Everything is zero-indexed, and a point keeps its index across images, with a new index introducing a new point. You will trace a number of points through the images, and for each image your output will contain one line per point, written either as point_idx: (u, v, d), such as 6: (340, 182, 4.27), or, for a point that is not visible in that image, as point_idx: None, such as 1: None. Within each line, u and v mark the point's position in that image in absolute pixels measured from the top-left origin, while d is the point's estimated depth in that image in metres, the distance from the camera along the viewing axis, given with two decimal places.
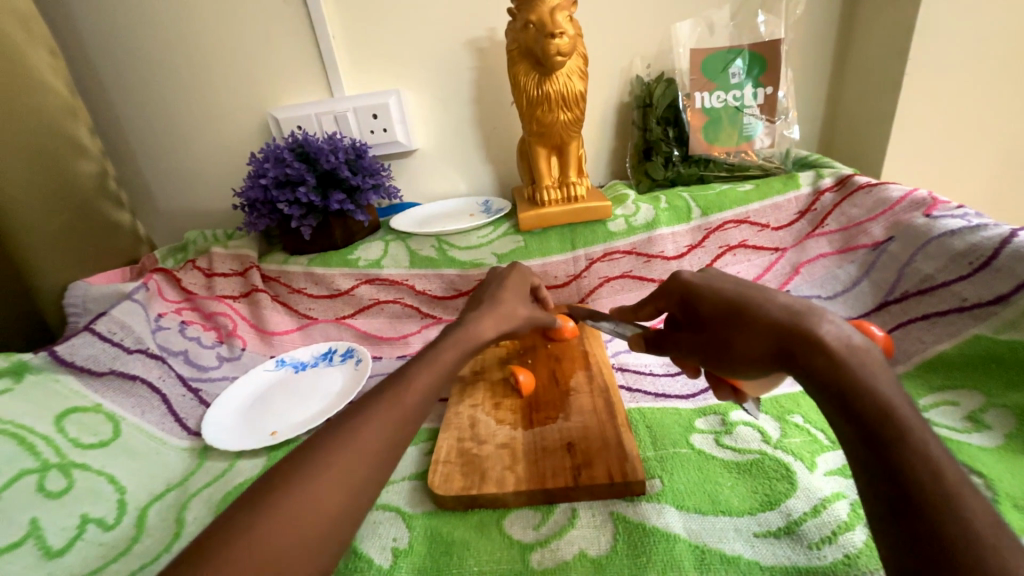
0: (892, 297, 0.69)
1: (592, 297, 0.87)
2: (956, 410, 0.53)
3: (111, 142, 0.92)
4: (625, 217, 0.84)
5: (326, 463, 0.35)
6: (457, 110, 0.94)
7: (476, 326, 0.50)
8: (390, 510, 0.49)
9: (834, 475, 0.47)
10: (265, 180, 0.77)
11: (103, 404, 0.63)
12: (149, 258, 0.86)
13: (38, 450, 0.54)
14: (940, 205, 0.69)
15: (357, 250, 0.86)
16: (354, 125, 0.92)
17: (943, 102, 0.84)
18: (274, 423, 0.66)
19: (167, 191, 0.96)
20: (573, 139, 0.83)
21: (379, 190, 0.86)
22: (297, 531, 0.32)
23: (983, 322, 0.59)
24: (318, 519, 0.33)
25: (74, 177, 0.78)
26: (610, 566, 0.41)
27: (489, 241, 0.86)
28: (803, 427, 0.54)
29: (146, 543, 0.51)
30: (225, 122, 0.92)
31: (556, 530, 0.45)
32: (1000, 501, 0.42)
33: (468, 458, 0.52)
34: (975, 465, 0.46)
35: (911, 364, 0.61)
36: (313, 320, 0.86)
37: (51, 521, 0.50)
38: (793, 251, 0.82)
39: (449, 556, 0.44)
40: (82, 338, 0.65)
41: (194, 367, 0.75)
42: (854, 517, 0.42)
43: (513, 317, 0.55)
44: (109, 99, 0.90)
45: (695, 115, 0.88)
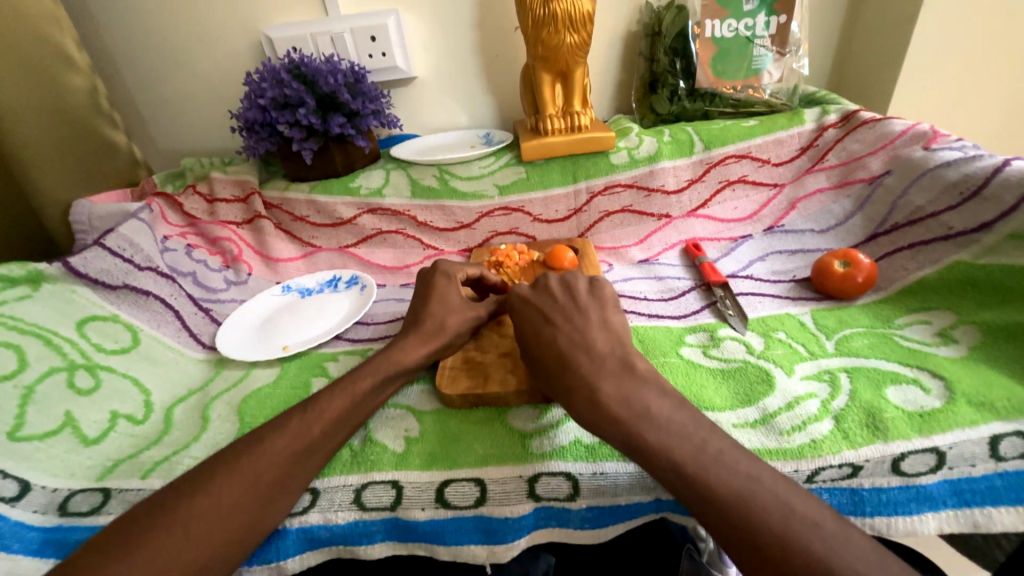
0: (882, 229, 0.72)
1: (591, 231, 0.87)
2: (928, 327, 0.57)
3: (97, 60, 0.89)
4: (628, 149, 0.84)
5: (303, 424, 0.44)
6: (458, 34, 0.91)
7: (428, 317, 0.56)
8: (400, 407, 0.53)
9: (810, 380, 0.52)
10: (263, 100, 0.76)
11: (120, 314, 0.66)
12: (149, 183, 0.85)
13: (64, 351, 0.58)
14: (939, 138, 0.70)
15: (359, 178, 0.86)
16: (351, 47, 0.88)
17: (960, 33, 0.82)
18: (284, 339, 0.70)
19: (160, 116, 0.94)
20: (578, 65, 0.81)
21: (379, 116, 0.84)
22: (271, 468, 0.41)
23: (964, 249, 0.62)
24: (282, 459, 0.42)
25: (61, 92, 0.75)
26: (602, 450, 0.46)
27: (491, 172, 0.86)
28: (785, 341, 0.58)
29: (175, 435, 0.55)
30: (215, 41, 0.88)
31: (553, 423, 0.49)
32: (955, 398, 0.46)
33: (473, 364, 0.56)
34: (937, 369, 0.50)
35: (893, 290, 0.64)
36: (317, 248, 0.88)
37: (84, 414, 0.54)
38: (791, 187, 0.83)
39: (457, 443, 0.48)
40: (94, 252, 0.67)
41: (204, 288, 0.77)
42: (823, 411, 0.48)
43: (451, 297, 0.59)
44: (90, 12, 0.85)
45: (705, 46, 0.85)
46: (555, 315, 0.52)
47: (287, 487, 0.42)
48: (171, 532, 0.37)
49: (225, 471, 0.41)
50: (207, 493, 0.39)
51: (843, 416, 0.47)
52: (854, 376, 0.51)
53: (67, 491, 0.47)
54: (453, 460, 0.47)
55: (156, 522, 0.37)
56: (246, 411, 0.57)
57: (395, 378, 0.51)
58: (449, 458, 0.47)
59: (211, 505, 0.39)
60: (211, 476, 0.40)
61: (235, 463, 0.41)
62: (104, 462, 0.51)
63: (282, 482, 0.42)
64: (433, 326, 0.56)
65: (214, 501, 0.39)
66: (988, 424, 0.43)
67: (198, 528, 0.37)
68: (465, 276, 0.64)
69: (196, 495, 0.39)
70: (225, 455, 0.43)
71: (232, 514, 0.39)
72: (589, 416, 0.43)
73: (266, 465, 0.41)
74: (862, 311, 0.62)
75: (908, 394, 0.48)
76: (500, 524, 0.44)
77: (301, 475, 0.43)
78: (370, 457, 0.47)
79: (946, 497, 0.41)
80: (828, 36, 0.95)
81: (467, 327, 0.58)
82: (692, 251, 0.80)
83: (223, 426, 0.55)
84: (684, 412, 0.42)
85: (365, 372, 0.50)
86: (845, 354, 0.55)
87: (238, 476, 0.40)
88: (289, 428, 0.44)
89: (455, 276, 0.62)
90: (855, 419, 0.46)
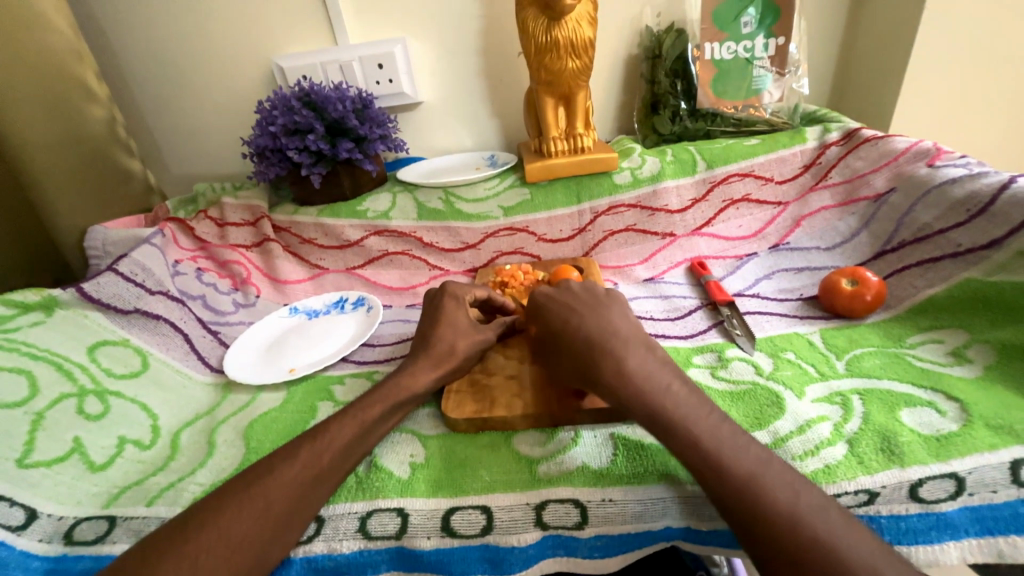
0: (889, 246, 0.71)
1: (596, 250, 0.88)
2: (941, 346, 0.56)
3: (116, 91, 0.92)
4: (631, 169, 0.85)
5: (312, 451, 0.44)
6: (464, 60, 0.93)
7: (435, 340, 0.56)
8: (406, 432, 0.53)
9: (820, 402, 0.51)
10: (274, 127, 0.78)
11: (131, 339, 0.67)
12: (161, 208, 0.87)
13: (74, 377, 0.58)
14: (943, 155, 0.70)
15: (366, 201, 0.87)
16: (360, 75, 0.91)
17: (958, 52, 0.83)
18: (291, 362, 0.70)
19: (174, 144, 0.97)
20: (580, 89, 0.83)
21: (386, 141, 0.86)
22: (281, 499, 0.41)
23: (974, 266, 0.61)
24: (291, 490, 0.42)
25: (80, 122, 0.77)
26: (611, 476, 0.45)
27: (496, 194, 0.87)
28: (794, 362, 0.57)
29: (181, 460, 0.55)
30: (229, 72, 0.91)
31: (560, 447, 0.49)
32: (972, 421, 0.45)
33: (478, 387, 0.56)
34: (952, 391, 0.49)
35: (903, 308, 0.64)
36: (324, 270, 0.89)
37: (92, 440, 0.55)
38: (795, 204, 0.83)
39: (463, 469, 0.48)
40: (107, 277, 0.68)
41: (213, 312, 0.78)
42: (836, 435, 0.47)
43: (457, 319, 0.59)
44: (111, 46, 0.89)
45: (704, 68, 0.87)
46: (566, 327, 0.52)
47: (296, 518, 0.42)
48: (178, 565, 0.36)
49: (235, 502, 0.40)
50: (217, 524, 0.39)
51: (857, 440, 0.46)
52: (866, 398, 0.50)
53: (73, 519, 0.47)
54: (459, 487, 0.46)
55: (165, 555, 0.37)
56: (252, 436, 0.57)
57: (403, 399, 0.51)
58: (455, 484, 0.46)
59: (219, 537, 0.38)
60: (220, 507, 0.40)
61: (245, 493, 0.41)
62: (111, 489, 0.51)
63: (292, 510, 0.41)
64: (440, 348, 0.56)
65: (223, 534, 0.38)
66: (1009, 449, 0.42)
67: (207, 562, 0.37)
68: (471, 298, 0.64)
69: (205, 527, 0.39)
70: (234, 484, 0.42)
71: (241, 546, 0.38)
72: None
73: (275, 495, 0.41)
74: (873, 330, 0.61)
75: (923, 417, 0.47)
76: (507, 554, 0.43)
77: (309, 506, 0.43)
78: (374, 484, 0.47)
79: (967, 526, 0.40)
80: (827, 56, 0.96)
81: (474, 349, 0.58)
82: (697, 269, 0.80)
83: (229, 452, 0.55)
84: (702, 424, 0.41)
85: (374, 399, 0.50)
86: (856, 375, 0.54)
87: (250, 504, 0.40)
88: (300, 455, 0.44)
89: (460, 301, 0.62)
90: (870, 443, 0.45)
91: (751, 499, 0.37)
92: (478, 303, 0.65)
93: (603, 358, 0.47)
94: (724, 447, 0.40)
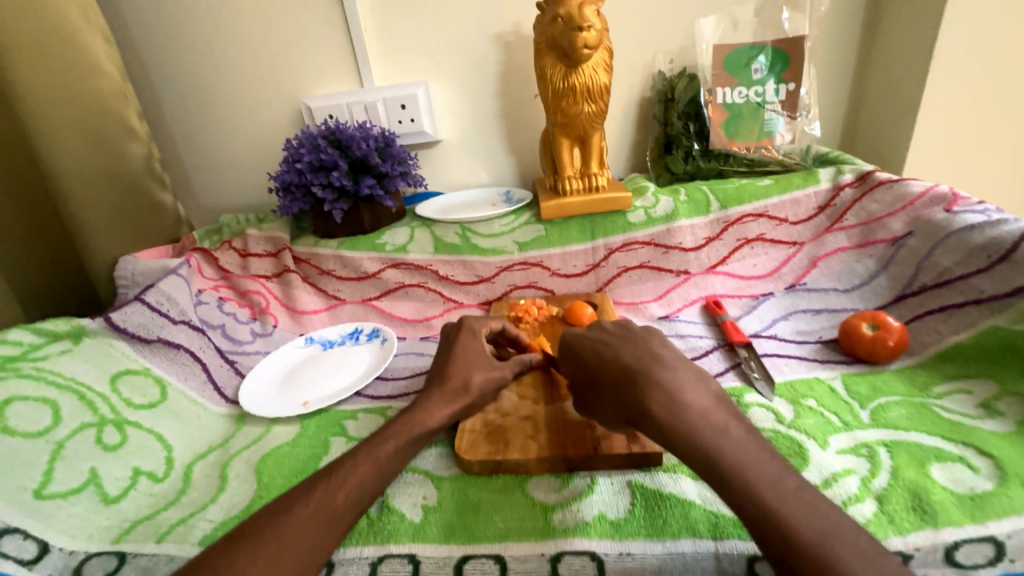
0: (909, 290, 0.71)
1: (610, 287, 0.88)
2: (969, 397, 0.55)
3: (154, 128, 0.97)
4: (645, 208, 0.86)
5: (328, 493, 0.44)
6: (483, 101, 0.97)
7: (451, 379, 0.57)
8: (419, 472, 0.52)
9: (845, 454, 0.49)
10: (300, 165, 0.81)
11: (151, 368, 0.68)
12: (188, 238, 0.90)
13: (95, 406, 0.59)
14: (960, 200, 0.70)
15: (385, 235, 0.90)
16: (383, 115, 0.95)
17: (968, 100, 0.85)
18: (306, 394, 0.70)
19: (204, 177, 1.01)
20: (595, 130, 0.85)
21: (407, 177, 0.89)
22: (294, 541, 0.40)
23: (999, 314, 0.60)
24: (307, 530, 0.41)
25: (119, 158, 0.81)
26: (628, 527, 0.44)
27: (512, 230, 0.89)
28: (816, 409, 0.56)
29: (193, 495, 0.55)
30: (260, 110, 0.96)
31: (576, 495, 0.48)
32: (1008, 480, 0.43)
33: (493, 428, 0.55)
34: (984, 446, 0.47)
35: (927, 355, 0.62)
36: (341, 301, 0.90)
37: (108, 471, 0.55)
38: (810, 245, 0.83)
39: (477, 513, 0.47)
40: (134, 307, 0.70)
41: (231, 341, 0.79)
42: (864, 490, 0.45)
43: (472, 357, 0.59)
44: (154, 87, 0.95)
45: (717, 111, 0.90)
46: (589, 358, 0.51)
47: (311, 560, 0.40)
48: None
49: (250, 544, 0.39)
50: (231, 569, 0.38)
51: (885, 496, 0.44)
52: (894, 451, 0.49)
53: (83, 554, 0.47)
54: (473, 533, 0.45)
55: None
56: (265, 471, 0.57)
57: (417, 437, 0.50)
58: (468, 530, 0.45)
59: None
60: (234, 549, 0.39)
61: (260, 534, 0.40)
62: (122, 523, 0.51)
63: (308, 554, 0.40)
64: (456, 384, 0.56)
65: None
66: None
67: None
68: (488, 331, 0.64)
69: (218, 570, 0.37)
70: (248, 527, 0.41)
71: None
72: None
73: (291, 537, 0.40)
74: (897, 377, 0.60)
75: (955, 473, 0.45)
76: None
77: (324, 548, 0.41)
78: (387, 527, 0.46)
79: None
80: (837, 101, 0.98)
81: (491, 386, 0.57)
82: (713, 308, 0.79)
83: (241, 487, 0.55)
84: None
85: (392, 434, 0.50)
86: (882, 425, 0.52)
87: (263, 546, 0.39)
88: (317, 493, 0.43)
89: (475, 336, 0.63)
90: (900, 500, 0.44)
91: (781, 549, 0.34)
92: (493, 339, 0.66)
93: (619, 403, 0.46)
94: (759, 486, 0.37)
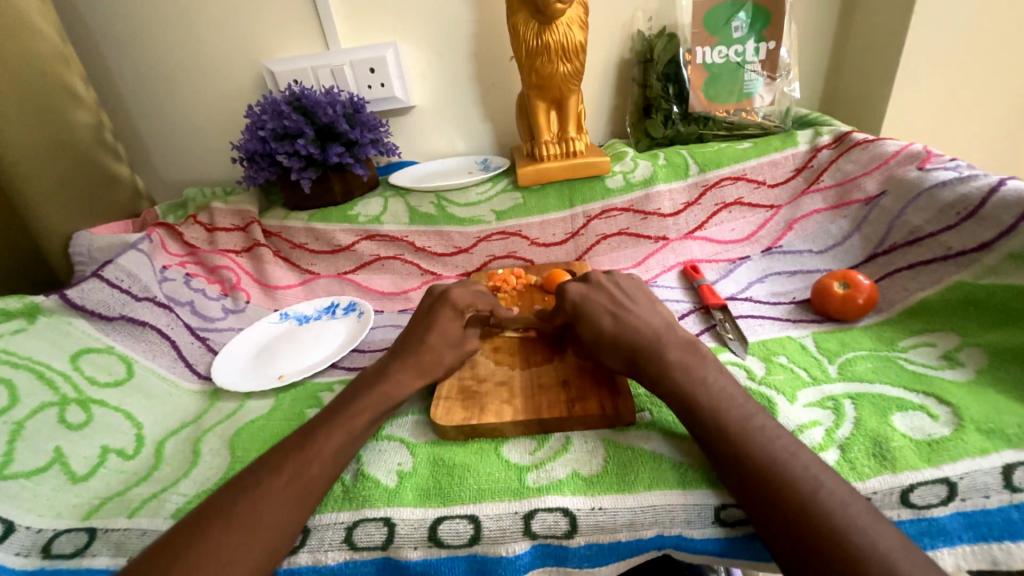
0: (881, 249, 0.71)
1: (589, 254, 0.87)
2: (933, 350, 0.56)
3: (105, 96, 0.92)
4: (623, 173, 0.85)
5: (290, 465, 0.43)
6: (456, 65, 0.93)
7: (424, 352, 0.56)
8: (394, 439, 0.52)
9: (813, 407, 0.50)
10: (264, 132, 0.77)
11: (116, 346, 0.66)
12: (150, 213, 0.86)
13: (56, 385, 0.58)
14: (933, 157, 0.71)
15: (357, 206, 0.87)
16: (351, 79, 0.90)
17: (945, 61, 0.84)
18: (280, 368, 0.69)
19: (164, 148, 0.96)
20: (572, 93, 0.82)
21: (378, 145, 0.85)
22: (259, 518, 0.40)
23: (965, 269, 0.62)
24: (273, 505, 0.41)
25: (71, 127, 0.78)
26: (600, 483, 0.45)
27: (488, 198, 0.87)
28: (786, 366, 0.57)
29: (164, 470, 0.54)
30: (219, 75, 0.91)
31: (550, 455, 0.49)
32: (964, 426, 0.45)
33: (469, 394, 0.55)
34: (945, 395, 0.49)
35: (895, 311, 0.63)
36: (315, 275, 0.88)
37: (74, 450, 0.54)
38: (787, 207, 0.83)
39: (451, 476, 0.47)
40: (92, 283, 0.68)
41: (201, 318, 0.77)
42: (828, 440, 0.46)
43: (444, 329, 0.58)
44: (101, 52, 0.88)
45: (696, 72, 0.87)
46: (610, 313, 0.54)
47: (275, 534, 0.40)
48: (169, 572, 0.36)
49: (221, 525, 0.39)
50: (209, 542, 0.38)
51: (849, 445, 0.45)
52: (859, 403, 0.50)
53: (52, 531, 0.46)
54: (448, 496, 0.45)
55: None
56: (238, 445, 0.56)
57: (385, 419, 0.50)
58: (444, 493, 0.46)
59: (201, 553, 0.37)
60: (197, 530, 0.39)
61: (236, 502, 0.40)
62: (91, 500, 0.50)
63: (277, 536, 0.40)
64: (413, 352, 0.55)
65: (210, 556, 0.37)
66: (1000, 453, 0.41)
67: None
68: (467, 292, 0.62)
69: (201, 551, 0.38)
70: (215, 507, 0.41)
71: (234, 559, 0.38)
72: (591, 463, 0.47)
73: (267, 504, 0.41)
74: (865, 333, 0.61)
75: (915, 421, 0.47)
76: (496, 564, 0.43)
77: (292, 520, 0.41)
78: (361, 493, 0.46)
79: (960, 532, 0.40)
80: (817, 61, 0.97)
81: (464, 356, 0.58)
82: (690, 273, 0.78)
83: (215, 461, 0.54)
84: None
85: (362, 405, 0.49)
86: (848, 379, 0.54)
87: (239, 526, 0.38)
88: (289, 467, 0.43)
89: (444, 290, 0.62)
90: (862, 448, 0.45)
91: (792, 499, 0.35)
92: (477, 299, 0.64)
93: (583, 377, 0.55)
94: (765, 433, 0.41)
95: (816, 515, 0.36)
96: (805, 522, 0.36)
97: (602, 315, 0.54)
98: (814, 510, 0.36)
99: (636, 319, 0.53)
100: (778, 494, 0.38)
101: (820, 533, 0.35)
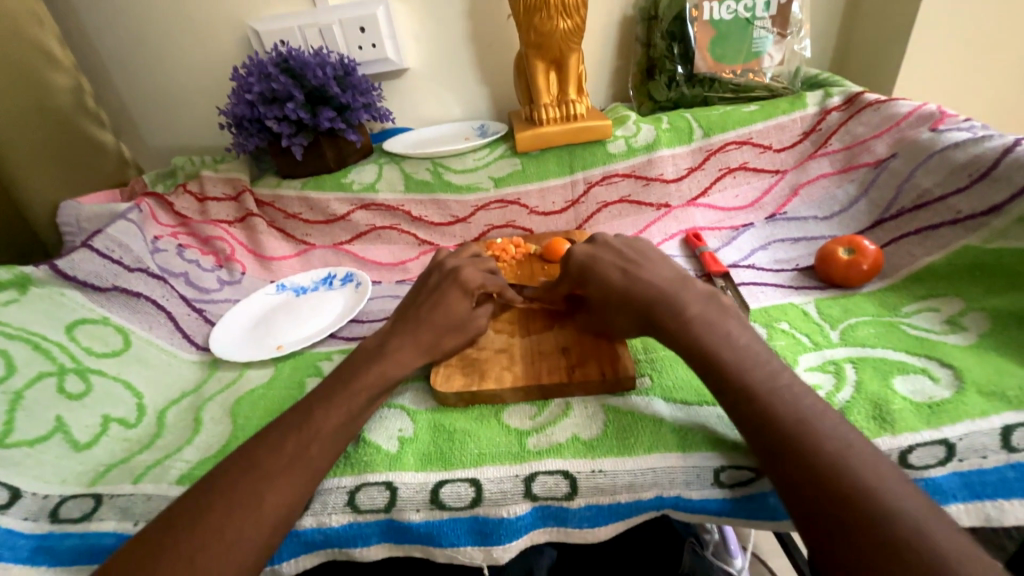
0: (888, 214, 0.70)
1: (589, 223, 0.85)
2: (937, 315, 0.56)
3: (83, 59, 0.87)
4: (626, 138, 0.82)
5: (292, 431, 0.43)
6: (451, 23, 0.88)
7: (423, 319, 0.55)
8: (395, 406, 0.52)
9: (814, 370, 0.51)
10: (251, 95, 0.74)
11: (110, 317, 0.66)
12: (138, 182, 0.84)
13: (53, 355, 0.57)
14: (948, 118, 0.68)
15: (351, 174, 0.84)
16: (340, 39, 0.86)
17: (965, 14, 0.80)
18: (279, 339, 0.68)
19: (148, 114, 0.93)
20: (572, 52, 0.79)
21: (370, 110, 0.82)
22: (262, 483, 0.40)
23: (974, 233, 0.60)
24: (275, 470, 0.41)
25: (47, 92, 0.74)
26: (599, 446, 0.45)
27: (486, 164, 0.84)
28: (788, 332, 0.57)
29: (167, 438, 0.54)
30: (202, 36, 0.86)
31: (550, 420, 0.49)
32: (966, 389, 0.45)
33: (469, 361, 0.55)
34: (947, 359, 0.48)
35: (899, 277, 0.63)
36: (311, 245, 0.86)
37: (75, 419, 0.54)
38: (793, 173, 0.81)
39: (452, 441, 0.47)
40: (82, 254, 0.66)
41: (197, 289, 0.76)
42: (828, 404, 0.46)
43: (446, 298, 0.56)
44: (76, 11, 0.84)
45: (703, 29, 0.83)
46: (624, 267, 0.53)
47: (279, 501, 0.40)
48: (178, 543, 0.36)
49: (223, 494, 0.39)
50: (211, 511, 0.38)
51: (849, 409, 0.45)
52: (859, 366, 0.50)
53: (58, 497, 0.47)
54: (449, 460, 0.46)
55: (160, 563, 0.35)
56: (240, 413, 0.56)
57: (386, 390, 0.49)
58: (445, 457, 0.46)
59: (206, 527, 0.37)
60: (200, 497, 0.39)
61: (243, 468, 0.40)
62: (96, 468, 0.50)
63: (280, 504, 0.40)
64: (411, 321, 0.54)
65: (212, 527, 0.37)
66: (1001, 415, 0.42)
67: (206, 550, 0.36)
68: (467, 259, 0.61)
69: (205, 519, 0.38)
70: (218, 476, 0.41)
71: (239, 530, 0.38)
72: (592, 429, 0.47)
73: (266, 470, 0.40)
74: (868, 299, 0.61)
75: (916, 384, 0.47)
76: (496, 526, 0.44)
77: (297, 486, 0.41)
78: (363, 459, 0.46)
79: (956, 491, 0.40)
80: (830, 16, 0.92)
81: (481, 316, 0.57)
82: (692, 240, 0.77)
83: (216, 429, 0.55)
84: None
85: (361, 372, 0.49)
86: (850, 344, 0.53)
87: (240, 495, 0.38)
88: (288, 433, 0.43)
89: (445, 259, 0.61)
90: (861, 411, 0.45)
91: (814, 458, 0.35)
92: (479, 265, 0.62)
93: (583, 343, 0.55)
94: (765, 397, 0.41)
95: (816, 476, 0.36)
96: (809, 484, 0.36)
97: (607, 276, 0.52)
98: (817, 472, 0.36)
99: (650, 273, 0.51)
100: (781, 458, 0.38)
101: (823, 495, 0.35)
